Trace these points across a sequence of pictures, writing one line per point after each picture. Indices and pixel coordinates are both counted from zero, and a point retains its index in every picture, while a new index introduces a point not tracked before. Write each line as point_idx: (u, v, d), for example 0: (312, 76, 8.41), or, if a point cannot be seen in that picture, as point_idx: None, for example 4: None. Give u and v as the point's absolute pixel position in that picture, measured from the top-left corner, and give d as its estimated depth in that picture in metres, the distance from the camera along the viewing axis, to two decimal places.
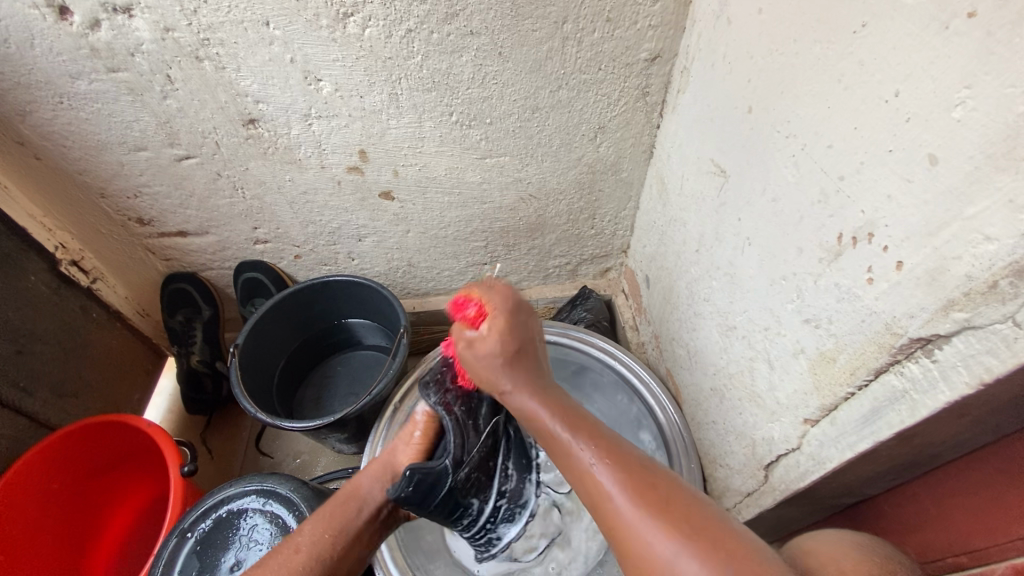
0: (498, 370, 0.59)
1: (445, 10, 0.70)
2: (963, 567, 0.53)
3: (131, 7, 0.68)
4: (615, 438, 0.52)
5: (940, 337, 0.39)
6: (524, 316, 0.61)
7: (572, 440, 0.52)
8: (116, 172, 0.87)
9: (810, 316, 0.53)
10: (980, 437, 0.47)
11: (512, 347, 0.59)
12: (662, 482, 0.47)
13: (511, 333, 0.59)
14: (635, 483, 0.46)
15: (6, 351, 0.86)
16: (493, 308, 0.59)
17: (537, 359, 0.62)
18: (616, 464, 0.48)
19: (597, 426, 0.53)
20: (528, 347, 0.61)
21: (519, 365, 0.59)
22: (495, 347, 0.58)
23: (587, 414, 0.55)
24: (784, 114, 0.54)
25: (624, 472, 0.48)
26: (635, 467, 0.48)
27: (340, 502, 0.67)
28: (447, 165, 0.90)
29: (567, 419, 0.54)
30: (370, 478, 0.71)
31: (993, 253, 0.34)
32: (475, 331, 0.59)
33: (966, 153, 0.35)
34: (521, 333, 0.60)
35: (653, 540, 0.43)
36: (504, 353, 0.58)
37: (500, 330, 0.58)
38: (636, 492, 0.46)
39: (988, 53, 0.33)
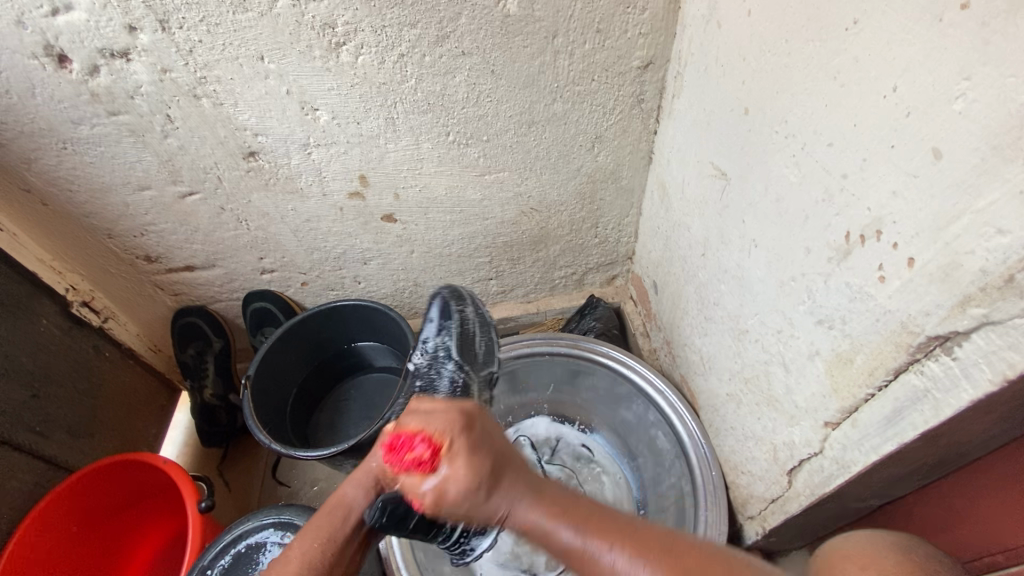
0: (478, 501, 0.53)
1: (436, 33, 0.70)
2: (999, 565, 0.52)
3: (128, 52, 0.69)
4: (597, 505, 0.52)
5: (959, 334, 0.38)
6: (479, 424, 0.57)
7: (554, 526, 0.51)
8: (122, 213, 0.89)
9: (823, 317, 0.52)
10: (1009, 432, 0.46)
11: (485, 461, 0.54)
12: (657, 537, 0.48)
13: (473, 458, 0.54)
14: (620, 537, 0.48)
15: (21, 396, 0.87)
16: (445, 440, 0.55)
17: (513, 458, 0.57)
18: (625, 540, 0.48)
19: (578, 499, 0.53)
20: (499, 452, 0.56)
21: (501, 487, 0.54)
22: (465, 482, 0.53)
23: (554, 486, 0.56)
24: (781, 114, 0.54)
25: (623, 546, 0.47)
26: (624, 529, 0.49)
27: (326, 514, 0.59)
28: (447, 184, 0.91)
29: (549, 508, 0.52)
30: (353, 486, 0.61)
31: (1007, 246, 0.33)
32: (436, 478, 0.54)
33: (970, 145, 0.34)
34: (485, 450, 0.55)
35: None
36: (482, 485, 0.53)
37: (462, 459, 0.54)
38: (644, 556, 0.46)
39: (985, 44, 0.33)
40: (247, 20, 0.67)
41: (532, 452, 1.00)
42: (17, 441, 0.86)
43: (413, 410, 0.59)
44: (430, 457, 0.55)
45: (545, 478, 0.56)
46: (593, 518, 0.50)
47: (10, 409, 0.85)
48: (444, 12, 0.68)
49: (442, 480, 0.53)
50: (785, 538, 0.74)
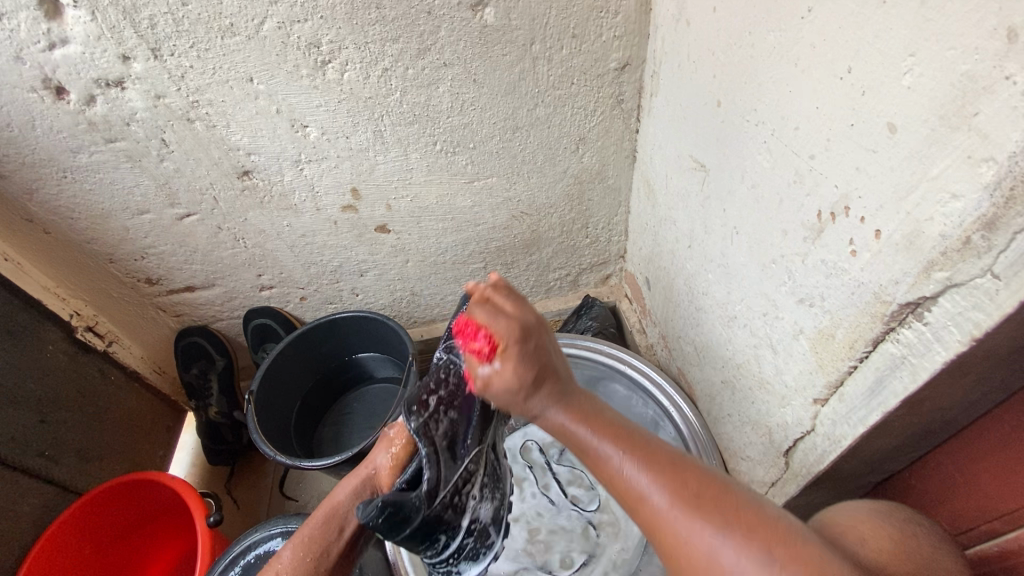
0: (519, 398, 0.47)
1: (417, 46, 0.73)
2: (998, 532, 0.51)
3: (123, 80, 0.72)
4: (647, 433, 0.45)
5: (927, 300, 0.39)
6: (540, 338, 0.48)
7: (592, 440, 0.44)
8: (122, 237, 0.91)
9: (804, 296, 0.53)
10: (991, 396, 0.47)
11: (536, 377, 0.46)
12: (689, 465, 0.41)
13: (526, 364, 0.46)
14: (658, 462, 0.42)
15: (30, 421, 0.88)
16: (502, 340, 0.47)
17: (560, 370, 0.49)
18: (671, 477, 0.40)
19: (631, 430, 0.45)
20: (550, 365, 0.48)
21: (545, 396, 0.47)
22: (510, 381, 0.46)
23: (616, 416, 0.46)
24: (750, 104, 0.56)
25: (658, 471, 0.41)
26: (669, 461, 0.42)
27: (320, 521, 0.61)
28: (437, 193, 0.93)
29: (598, 428, 0.45)
30: (347, 491, 0.64)
31: (962, 210, 0.35)
32: (487, 367, 0.47)
33: (921, 117, 0.36)
34: (541, 358, 0.47)
35: (693, 534, 0.38)
36: (525, 388, 0.46)
37: (512, 362, 0.46)
38: (673, 486, 0.40)
39: (926, 20, 0.34)
40: (235, 44, 0.70)
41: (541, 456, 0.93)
42: (27, 466, 0.87)
43: (487, 300, 0.50)
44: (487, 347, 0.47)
45: (599, 402, 0.48)
46: (634, 442, 0.43)
47: (18, 435, 0.86)
48: (424, 26, 0.71)
49: (490, 373, 0.47)
50: None
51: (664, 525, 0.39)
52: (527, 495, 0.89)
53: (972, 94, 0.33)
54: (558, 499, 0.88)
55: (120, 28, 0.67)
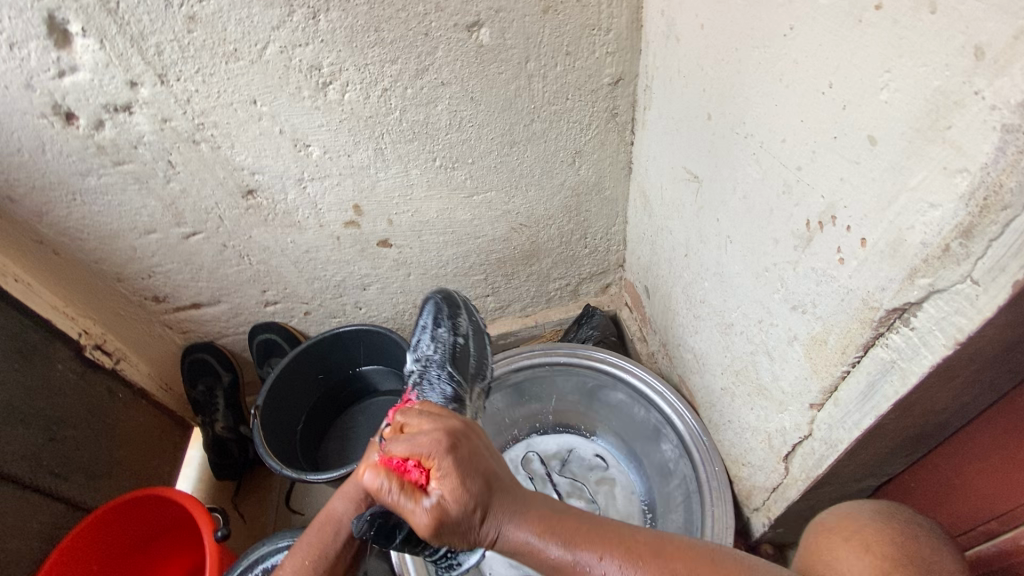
0: (474, 522, 0.48)
1: (415, 66, 0.75)
2: (994, 530, 0.53)
3: (131, 105, 0.74)
4: (595, 517, 0.50)
5: (913, 305, 0.41)
6: (466, 447, 0.51)
7: (551, 547, 0.47)
8: (130, 256, 0.93)
9: (796, 303, 0.54)
10: (982, 398, 0.48)
11: (478, 492, 0.49)
12: (647, 539, 0.47)
13: (464, 481, 0.48)
14: (627, 551, 0.46)
15: (40, 440, 0.89)
16: (433, 461, 0.49)
17: (498, 476, 0.51)
18: (634, 556, 0.46)
19: (580, 517, 0.49)
20: (487, 472, 0.51)
21: (497, 508, 0.49)
22: (456, 506, 0.47)
23: (557, 506, 0.51)
24: (739, 117, 0.57)
25: (637, 561, 0.45)
26: (632, 540, 0.47)
27: (318, 530, 0.63)
28: (437, 208, 0.95)
29: (559, 535, 0.48)
30: (343, 500, 0.63)
31: (940, 218, 0.36)
32: (428, 498, 0.48)
33: (899, 130, 0.38)
34: (477, 471, 0.50)
35: None
36: (473, 506, 0.48)
37: (451, 479, 0.48)
38: (643, 568, 0.45)
39: (899, 38, 0.36)
40: (239, 68, 0.72)
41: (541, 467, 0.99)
42: (38, 484, 0.89)
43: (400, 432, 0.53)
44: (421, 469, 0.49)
45: (542, 495, 0.52)
46: (590, 534, 0.48)
47: (29, 453, 0.87)
48: (422, 47, 0.73)
49: (438, 500, 0.48)
50: (792, 528, 0.75)
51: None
52: None
53: (945, 108, 0.34)
54: None
55: (128, 55, 0.69)
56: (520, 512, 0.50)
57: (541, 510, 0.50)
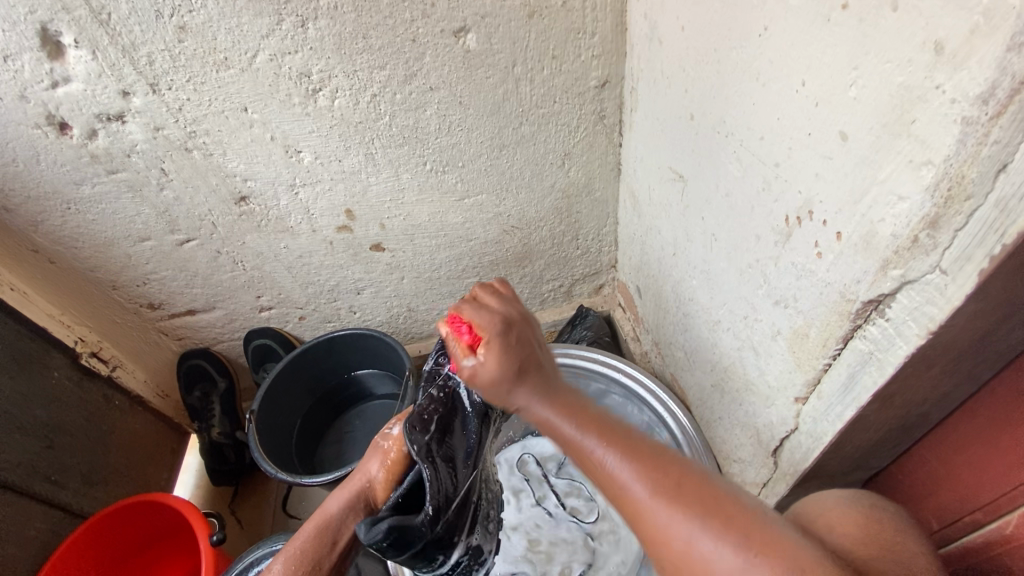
0: (507, 389, 0.50)
1: (404, 72, 0.76)
2: (981, 522, 0.52)
3: (123, 114, 0.75)
4: (630, 428, 0.47)
5: (887, 296, 0.41)
6: (521, 329, 0.53)
7: (573, 428, 0.47)
8: (125, 264, 0.94)
9: (779, 298, 0.55)
10: (961, 388, 0.49)
11: (515, 368, 0.50)
12: (677, 462, 0.43)
13: (507, 355, 0.50)
14: (638, 452, 0.44)
15: (37, 447, 0.90)
16: (484, 332, 0.51)
17: (544, 365, 0.52)
18: (648, 465, 0.43)
19: (615, 421, 0.47)
20: (534, 358, 0.52)
21: (528, 387, 0.50)
22: (492, 372, 0.50)
23: (601, 410, 0.49)
24: (720, 116, 0.58)
25: (643, 464, 0.43)
26: (649, 451, 0.44)
27: (311, 532, 0.62)
28: (429, 211, 0.96)
29: (585, 421, 0.47)
30: (339, 501, 0.64)
31: (908, 210, 0.37)
32: (473, 358, 0.51)
33: (868, 125, 0.39)
34: (521, 351, 0.51)
35: (671, 522, 0.39)
36: (505, 377, 0.50)
37: (497, 353, 0.50)
38: (653, 477, 0.42)
39: (864, 36, 0.37)
40: (230, 77, 0.73)
41: (538, 468, 0.95)
42: (35, 491, 0.89)
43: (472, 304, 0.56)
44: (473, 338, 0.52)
45: (585, 397, 0.51)
46: (614, 430, 0.46)
47: (25, 461, 0.88)
48: (410, 53, 0.74)
49: (478, 363, 0.50)
50: None
51: (642, 513, 0.41)
52: (524, 506, 0.90)
53: (909, 103, 0.35)
54: (556, 509, 0.90)
55: (120, 65, 0.70)
56: (548, 397, 0.49)
57: (571, 399, 0.49)
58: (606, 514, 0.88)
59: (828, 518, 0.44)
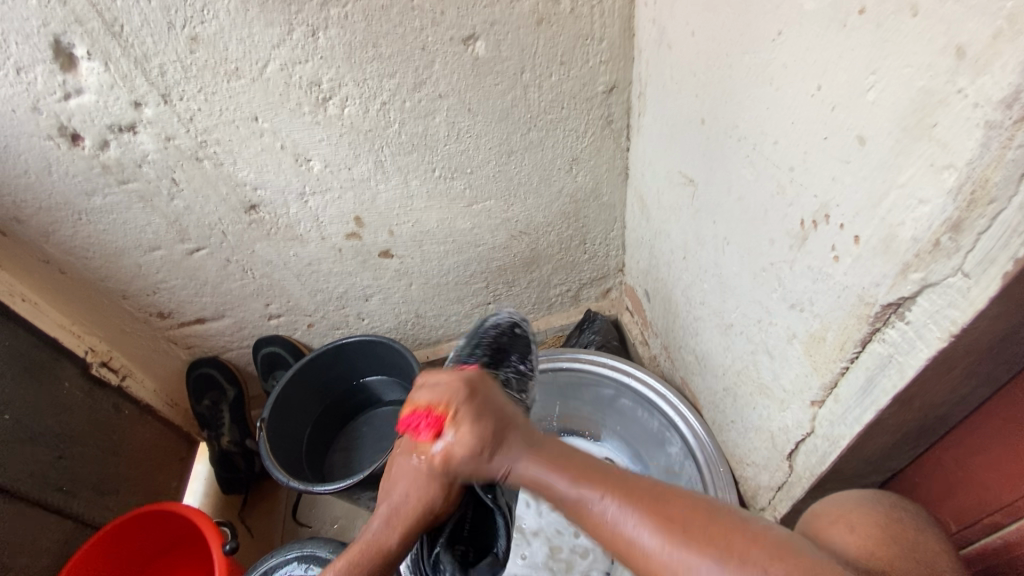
0: (485, 459, 0.50)
1: (413, 80, 0.77)
2: (1003, 522, 0.52)
3: (135, 125, 0.76)
4: (619, 471, 0.45)
5: (907, 299, 0.41)
6: (484, 394, 0.53)
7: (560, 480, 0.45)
8: (135, 273, 0.94)
9: (794, 301, 0.55)
10: (979, 390, 0.49)
11: (488, 439, 0.50)
12: (676, 499, 0.41)
13: (478, 424, 0.50)
14: (636, 498, 0.41)
15: (48, 458, 0.90)
16: (447, 409, 0.52)
17: (517, 420, 0.52)
18: (647, 509, 0.40)
19: (604, 467, 0.45)
20: (505, 416, 0.52)
21: (504, 450, 0.50)
22: (468, 446, 0.50)
23: (586, 455, 0.47)
24: (732, 121, 0.58)
25: (641, 511, 0.41)
26: (644, 492, 0.42)
27: (356, 557, 0.54)
28: (437, 218, 0.96)
29: (573, 472, 0.45)
30: (384, 525, 0.55)
31: (929, 214, 0.37)
32: (442, 439, 0.51)
33: (886, 129, 0.39)
34: (490, 416, 0.51)
35: (688, 568, 0.37)
36: (483, 450, 0.50)
37: (467, 424, 0.51)
38: (656, 520, 0.40)
39: (883, 41, 0.37)
40: (241, 86, 0.74)
41: None
42: (46, 502, 0.89)
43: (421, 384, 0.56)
44: (438, 417, 0.52)
45: (566, 445, 0.50)
46: (602, 476, 0.44)
47: (36, 471, 0.88)
48: (419, 61, 0.75)
49: (449, 441, 0.51)
50: None
51: (649, 560, 0.39)
52: (544, 510, 0.90)
53: (929, 107, 0.35)
54: None
55: (132, 76, 0.71)
56: (536, 454, 0.48)
57: (557, 454, 0.48)
58: None
59: (848, 520, 0.44)
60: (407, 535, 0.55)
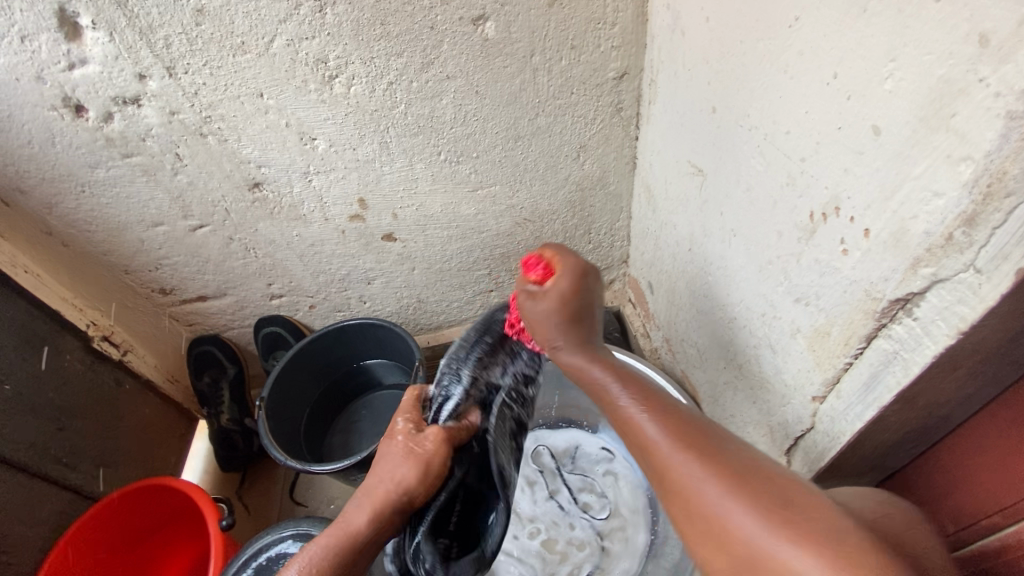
0: (553, 322, 0.60)
1: (420, 60, 0.76)
2: (1000, 524, 0.52)
3: (139, 98, 0.75)
4: (697, 418, 0.48)
5: (916, 295, 0.41)
6: (592, 280, 0.61)
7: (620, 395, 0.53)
8: (138, 249, 0.94)
9: (800, 295, 0.54)
10: (983, 391, 0.48)
11: (555, 314, 0.60)
12: (726, 446, 0.43)
13: (569, 291, 0.60)
14: (676, 420, 0.47)
15: (48, 429, 0.91)
16: (558, 270, 0.61)
17: (593, 331, 0.62)
18: (694, 444, 0.44)
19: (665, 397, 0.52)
20: (581, 318, 0.61)
21: (575, 338, 0.60)
22: (551, 308, 0.60)
23: (670, 401, 0.51)
24: (744, 109, 0.57)
25: (689, 443, 0.44)
26: (699, 435, 0.45)
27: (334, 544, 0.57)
28: (442, 202, 0.95)
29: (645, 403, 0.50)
30: (365, 516, 0.58)
31: (943, 207, 0.36)
32: (537, 286, 0.61)
33: (903, 119, 0.38)
34: (585, 302, 0.61)
35: (706, 494, 0.40)
36: (560, 310, 0.60)
37: (567, 286, 0.60)
38: (697, 453, 0.43)
39: (904, 27, 0.36)
40: (247, 61, 0.73)
41: (552, 461, 0.94)
42: (45, 472, 0.90)
43: (561, 253, 0.62)
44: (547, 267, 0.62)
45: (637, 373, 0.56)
46: (655, 399, 0.50)
47: (36, 442, 0.89)
48: (427, 40, 0.74)
49: (540, 290, 0.60)
50: None
51: (675, 483, 0.42)
52: (539, 499, 0.91)
53: (948, 97, 0.34)
54: (568, 504, 0.90)
55: (137, 48, 0.70)
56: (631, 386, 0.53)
57: (653, 394, 0.52)
58: (618, 510, 0.88)
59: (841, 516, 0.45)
60: (377, 515, 0.59)
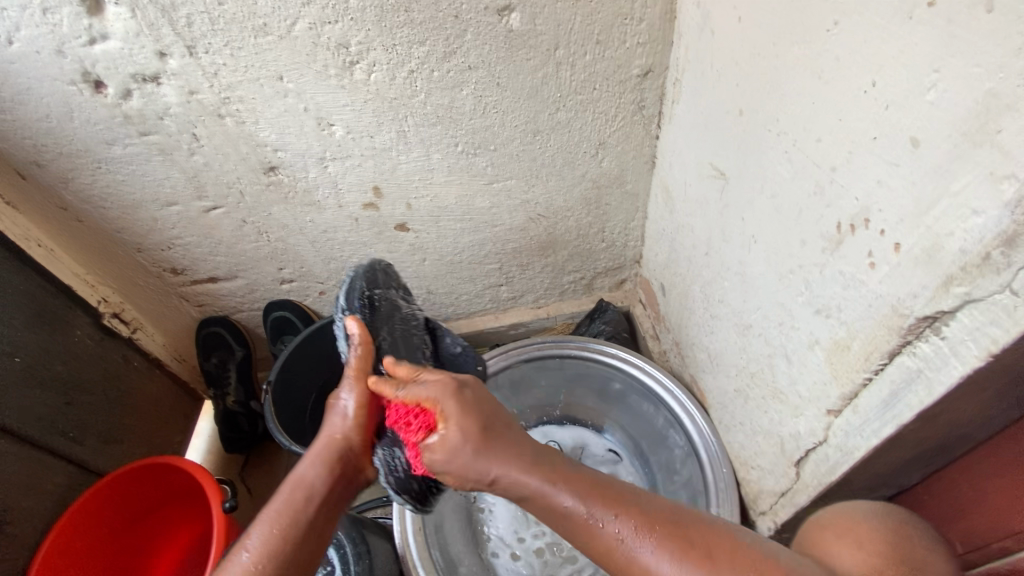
0: (473, 456, 0.56)
1: (443, 49, 0.74)
2: (1010, 549, 0.51)
3: (159, 76, 0.74)
4: (611, 485, 0.54)
5: (946, 314, 0.40)
6: (469, 392, 0.60)
7: (570, 500, 0.52)
8: (150, 227, 0.93)
9: (820, 307, 0.53)
10: (1004, 413, 0.47)
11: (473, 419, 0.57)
12: (699, 534, 0.47)
13: (462, 416, 0.57)
14: (660, 534, 0.47)
15: (56, 403, 0.91)
16: (434, 406, 0.58)
17: (506, 433, 0.58)
18: (657, 534, 0.47)
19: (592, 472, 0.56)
20: (488, 422, 0.58)
21: (497, 448, 0.56)
22: (458, 437, 0.56)
23: (580, 471, 0.55)
24: (772, 114, 0.56)
25: (650, 533, 0.48)
26: (652, 515, 0.49)
27: (286, 497, 0.58)
28: (456, 194, 0.94)
29: (568, 487, 0.53)
30: (310, 465, 0.61)
31: (982, 225, 0.35)
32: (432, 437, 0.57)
33: (944, 133, 0.37)
34: (474, 416, 0.57)
35: None
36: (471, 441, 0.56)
37: (456, 423, 0.57)
38: (665, 542, 0.47)
39: (951, 37, 0.35)
40: (268, 43, 0.72)
41: None
42: (51, 445, 0.91)
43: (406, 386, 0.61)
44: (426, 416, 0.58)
45: (563, 459, 0.57)
46: (613, 500, 0.51)
47: (43, 416, 0.89)
48: (451, 29, 0.73)
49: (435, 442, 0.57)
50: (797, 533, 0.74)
51: None
52: None
53: (995, 112, 0.33)
54: None
55: (159, 25, 0.69)
56: (534, 460, 0.56)
57: (557, 460, 0.56)
58: None
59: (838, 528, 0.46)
60: (334, 466, 0.61)
